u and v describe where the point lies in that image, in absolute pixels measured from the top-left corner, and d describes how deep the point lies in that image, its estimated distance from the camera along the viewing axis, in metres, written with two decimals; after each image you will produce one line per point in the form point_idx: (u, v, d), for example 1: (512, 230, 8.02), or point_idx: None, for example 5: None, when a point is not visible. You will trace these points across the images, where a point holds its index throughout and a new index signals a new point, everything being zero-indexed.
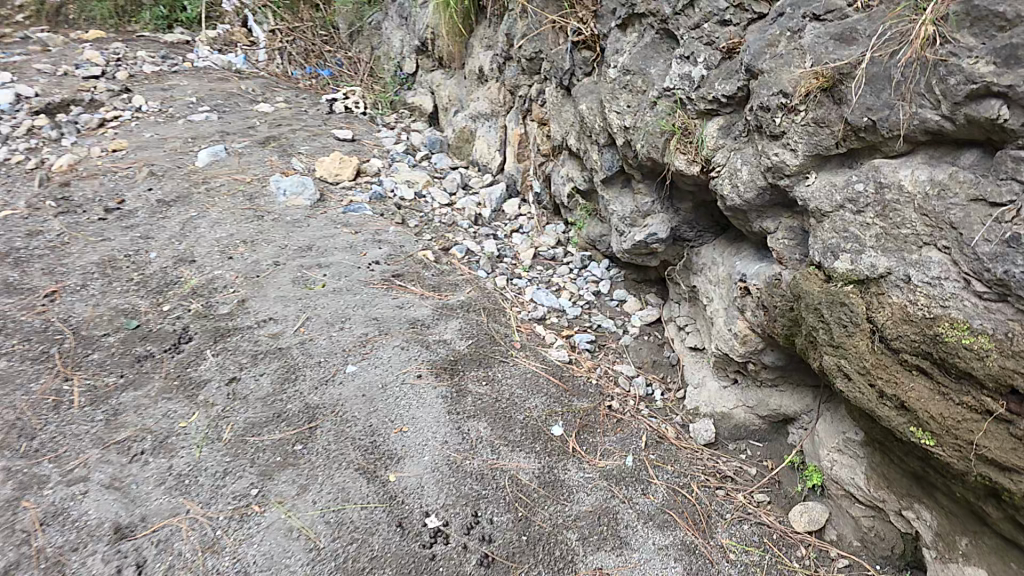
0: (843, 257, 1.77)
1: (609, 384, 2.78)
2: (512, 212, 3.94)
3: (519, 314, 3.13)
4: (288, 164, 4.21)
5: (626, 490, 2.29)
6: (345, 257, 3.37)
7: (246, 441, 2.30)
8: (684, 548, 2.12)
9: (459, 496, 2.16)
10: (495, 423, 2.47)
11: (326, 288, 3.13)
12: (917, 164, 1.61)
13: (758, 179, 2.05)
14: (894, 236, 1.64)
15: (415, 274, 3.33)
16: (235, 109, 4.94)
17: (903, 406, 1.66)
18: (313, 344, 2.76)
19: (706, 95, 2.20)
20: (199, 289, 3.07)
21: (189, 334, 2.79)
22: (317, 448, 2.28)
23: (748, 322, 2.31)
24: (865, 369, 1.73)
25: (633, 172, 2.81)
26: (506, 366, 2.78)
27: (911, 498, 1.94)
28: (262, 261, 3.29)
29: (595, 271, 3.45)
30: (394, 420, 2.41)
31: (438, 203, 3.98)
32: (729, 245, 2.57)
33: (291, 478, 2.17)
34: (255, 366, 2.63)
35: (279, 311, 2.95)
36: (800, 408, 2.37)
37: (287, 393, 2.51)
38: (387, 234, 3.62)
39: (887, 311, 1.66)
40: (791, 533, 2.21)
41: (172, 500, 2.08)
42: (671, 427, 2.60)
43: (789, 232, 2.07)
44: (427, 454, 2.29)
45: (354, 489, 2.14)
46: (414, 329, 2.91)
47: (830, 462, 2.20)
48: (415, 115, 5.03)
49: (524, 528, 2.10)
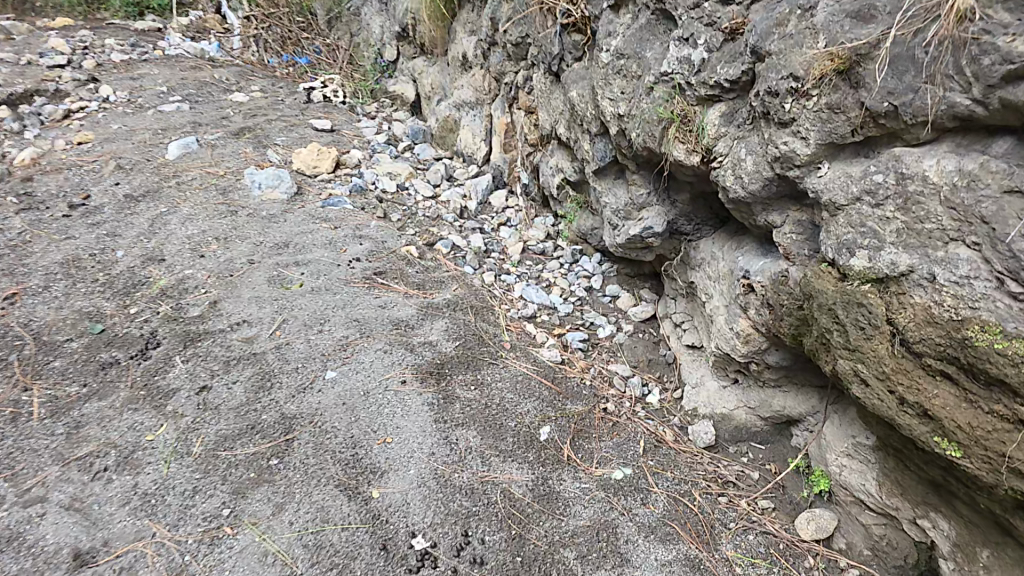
0: (859, 254, 1.65)
1: (604, 385, 2.65)
2: (498, 205, 3.79)
3: (507, 312, 2.99)
4: (264, 156, 4.02)
5: (624, 501, 2.16)
6: (324, 254, 3.21)
7: (217, 455, 2.14)
8: (687, 563, 1.99)
9: (448, 513, 2.01)
10: (485, 431, 2.33)
11: (304, 287, 2.96)
12: (943, 153, 1.48)
13: (764, 169, 1.92)
14: (917, 232, 1.53)
15: (398, 271, 3.17)
16: (208, 99, 4.72)
17: (926, 413, 1.54)
18: (290, 349, 2.59)
19: (707, 79, 2.05)
20: (169, 290, 2.89)
21: (158, 338, 2.62)
22: (294, 462, 2.13)
23: (751, 321, 2.18)
24: (884, 375, 1.62)
25: (627, 162, 2.66)
26: (495, 368, 2.64)
27: (928, 507, 1.80)
28: (236, 259, 3.12)
29: (586, 266, 3.31)
30: (377, 430, 2.27)
31: (422, 196, 3.82)
32: (729, 239, 2.43)
33: (266, 496, 2.01)
34: (227, 373, 2.46)
35: (253, 313, 2.78)
36: (805, 410, 2.23)
37: (262, 402, 2.34)
38: (368, 229, 3.46)
39: (909, 312, 1.54)
40: (798, 542, 2.08)
41: (137, 522, 1.92)
42: (669, 429, 2.48)
43: (797, 225, 1.94)
44: (413, 468, 2.15)
45: (335, 508, 1.98)
46: (399, 331, 2.76)
47: (839, 467, 2.07)
48: (397, 104, 4.85)
49: (518, 547, 1.95)
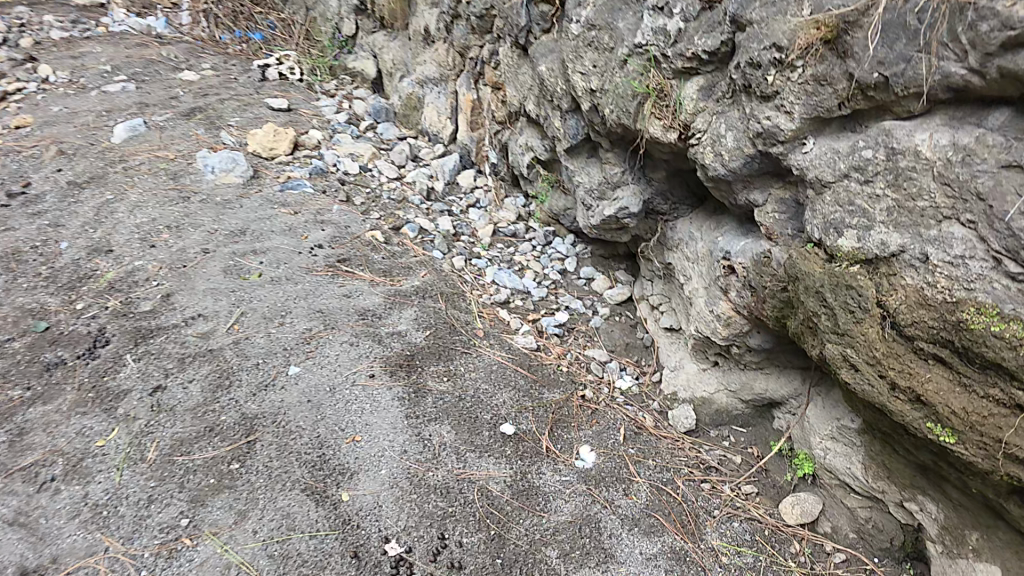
0: (848, 234, 1.58)
1: (581, 371, 2.57)
2: (467, 186, 3.66)
3: (479, 298, 2.88)
4: (217, 138, 3.80)
5: (606, 493, 2.09)
6: (284, 242, 3.04)
7: (174, 461, 2.00)
8: (673, 556, 1.93)
9: (423, 516, 1.91)
10: (460, 425, 2.23)
11: (263, 278, 2.80)
12: (936, 126, 1.41)
13: (746, 146, 1.83)
14: (908, 210, 1.46)
15: (363, 258, 3.03)
16: (156, 78, 4.45)
17: (918, 399, 1.49)
18: (250, 344, 2.45)
19: (684, 51, 1.94)
20: (117, 284, 2.70)
21: (106, 336, 2.44)
22: (257, 465, 2.00)
23: (733, 303, 2.11)
24: (875, 360, 1.55)
25: (601, 139, 2.55)
26: (468, 357, 2.53)
27: (915, 490, 1.76)
28: (189, 248, 2.93)
29: (560, 248, 3.22)
30: (345, 428, 2.15)
31: (386, 178, 3.66)
32: (708, 218, 2.36)
33: (227, 503, 1.89)
34: (182, 372, 2.30)
35: (209, 306, 2.61)
36: (788, 392, 2.18)
37: (221, 402, 2.20)
38: (330, 214, 3.30)
39: (899, 294, 1.48)
40: (783, 527, 2.04)
41: (88, 536, 1.78)
42: (649, 415, 2.43)
43: (780, 204, 1.87)
44: (385, 467, 2.04)
45: (302, 514, 1.87)
46: (365, 321, 2.63)
47: (823, 451, 2.02)
48: (357, 81, 4.65)
49: (498, 548, 1.87)
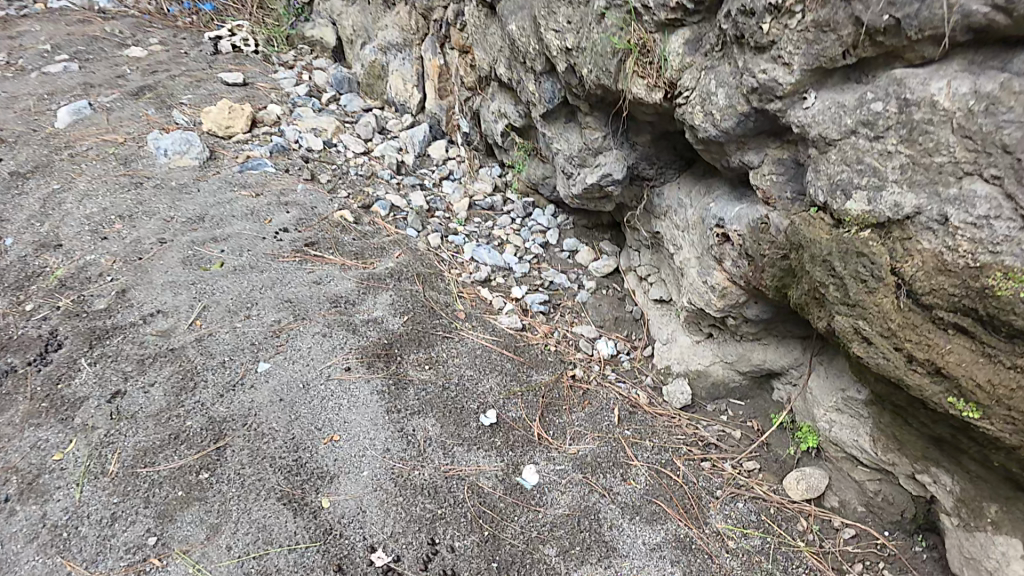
0: (857, 196, 1.45)
1: (570, 350, 2.46)
2: (438, 158, 3.48)
3: (458, 277, 2.74)
4: (169, 118, 3.55)
5: (603, 480, 1.99)
6: (246, 227, 2.85)
7: (137, 473, 1.83)
8: (678, 544, 1.84)
9: (410, 520, 1.79)
10: (445, 417, 2.10)
11: (225, 267, 2.61)
12: (954, 73, 1.27)
13: (739, 103, 1.68)
14: (924, 167, 1.33)
15: (333, 240, 2.85)
16: (101, 55, 4.14)
17: (939, 372, 1.38)
18: (214, 340, 2.27)
19: (667, 1, 1.75)
20: (68, 281, 2.49)
21: (59, 338, 2.25)
22: (229, 473, 1.85)
23: (728, 274, 1.99)
24: (890, 331, 1.44)
25: (579, 103, 2.38)
26: (449, 342, 2.40)
27: (928, 461, 1.67)
28: (144, 238, 2.72)
29: (540, 219, 3.07)
30: (322, 427, 2.01)
31: (353, 153, 3.45)
32: (698, 183, 2.22)
33: (198, 517, 1.74)
34: (143, 375, 2.12)
35: (168, 301, 2.42)
36: (787, 362, 2.08)
37: (185, 407, 2.03)
38: (295, 194, 3.10)
39: (916, 261, 1.36)
40: (788, 504, 1.96)
41: (48, 562, 1.62)
42: (642, 392, 2.32)
43: (777, 164, 1.73)
44: (367, 469, 1.91)
45: (279, 526, 1.73)
46: (338, 309, 2.47)
47: (828, 424, 1.93)
48: (317, 51, 4.40)
49: (493, 551, 1.75)
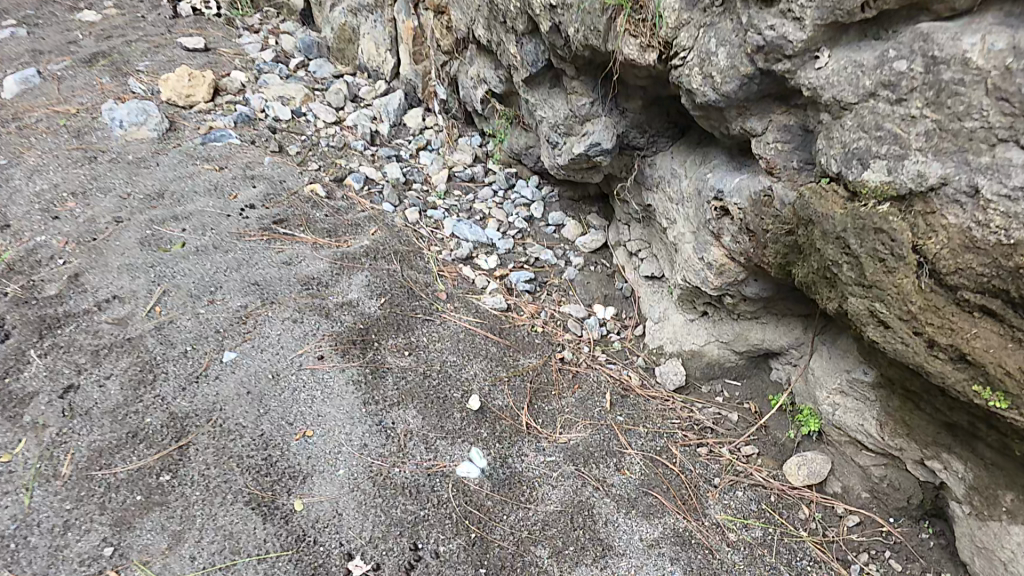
0: (875, 165, 1.31)
1: (557, 331, 2.33)
2: (415, 127, 3.29)
3: (439, 255, 2.59)
4: (125, 87, 3.30)
5: (596, 471, 1.88)
6: (210, 203, 2.66)
7: (92, 476, 1.67)
8: (677, 539, 1.74)
9: (389, 524, 1.66)
10: (427, 408, 1.97)
11: (187, 248, 2.43)
12: (989, 26, 1.13)
13: (741, 64, 1.52)
14: (952, 133, 1.19)
15: (303, 217, 2.67)
16: (50, 20, 3.85)
17: (963, 358, 1.27)
18: (175, 328, 2.11)
19: None
20: (16, 265, 2.28)
21: (5, 329, 2.05)
22: (192, 475, 1.70)
23: (727, 250, 1.86)
24: (909, 315, 1.32)
25: (564, 66, 2.20)
26: (430, 326, 2.26)
27: (939, 447, 1.57)
28: (99, 217, 2.52)
29: (523, 192, 2.92)
30: (294, 422, 1.87)
31: (324, 123, 3.24)
32: (693, 151, 2.08)
33: (159, 524, 1.59)
34: (98, 367, 1.95)
35: (125, 285, 2.24)
36: (787, 342, 1.97)
37: (144, 402, 1.87)
38: (262, 167, 2.90)
39: (940, 237, 1.24)
40: (788, 490, 1.87)
41: None
42: (634, 373, 2.21)
43: (783, 132, 1.59)
44: (343, 467, 1.77)
45: (247, 534, 1.58)
46: (310, 292, 2.31)
47: (831, 407, 1.83)
48: (284, 14, 4.13)
49: (481, 555, 1.63)
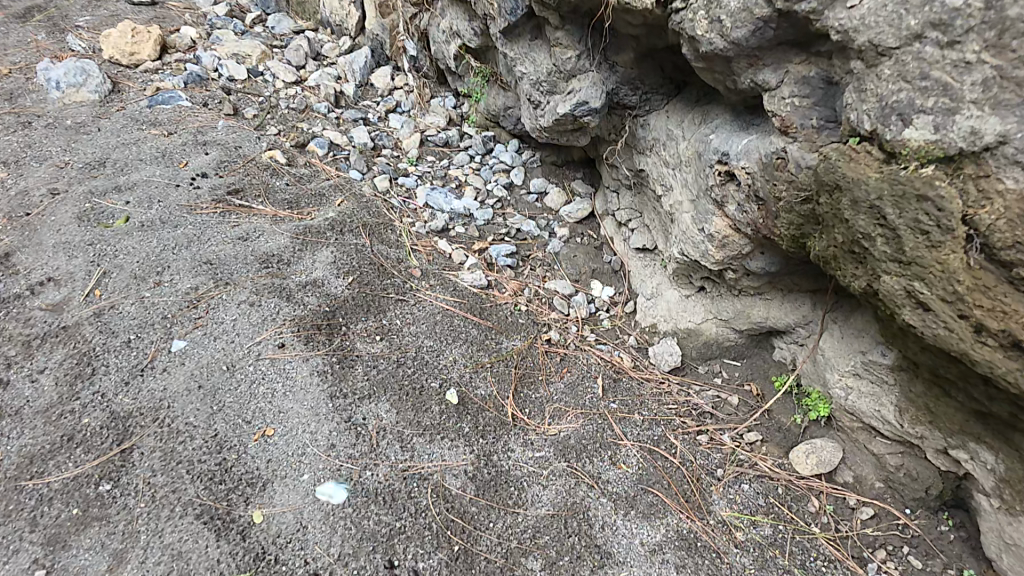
0: (918, 122, 1.11)
1: (543, 310, 2.15)
2: (383, 87, 3.03)
3: (412, 228, 2.37)
4: (61, 44, 2.97)
5: (590, 467, 1.73)
6: (157, 172, 2.39)
7: (20, 488, 1.46)
8: (681, 543, 1.59)
9: (361, 539, 1.48)
10: (402, 401, 1.79)
11: (131, 224, 2.17)
12: None
13: (756, 6, 1.31)
14: (1016, 81, 0.99)
15: (262, 187, 2.42)
16: None
17: (1016, 345, 1.11)
18: (117, 314, 1.87)
19: None
20: None
21: None
22: (136, 484, 1.49)
23: (731, 219, 1.68)
24: (954, 295, 1.16)
25: (548, 14, 1.97)
26: (404, 307, 2.07)
27: (966, 437, 1.41)
28: (32, 189, 2.24)
29: (503, 157, 2.71)
30: (251, 420, 1.67)
31: (283, 83, 2.97)
32: (691, 110, 1.88)
33: (98, 542, 1.38)
34: (29, 361, 1.72)
35: (60, 266, 1.99)
36: (794, 320, 1.81)
37: (81, 400, 1.65)
38: (216, 132, 2.64)
39: (996, 206, 1.06)
40: (796, 481, 1.73)
41: None
42: (626, 354, 2.06)
43: (801, 84, 1.38)
44: (307, 471, 1.59)
45: (199, 553, 1.39)
46: (269, 271, 2.08)
47: (843, 391, 1.68)
48: None
49: (465, 570, 1.47)
